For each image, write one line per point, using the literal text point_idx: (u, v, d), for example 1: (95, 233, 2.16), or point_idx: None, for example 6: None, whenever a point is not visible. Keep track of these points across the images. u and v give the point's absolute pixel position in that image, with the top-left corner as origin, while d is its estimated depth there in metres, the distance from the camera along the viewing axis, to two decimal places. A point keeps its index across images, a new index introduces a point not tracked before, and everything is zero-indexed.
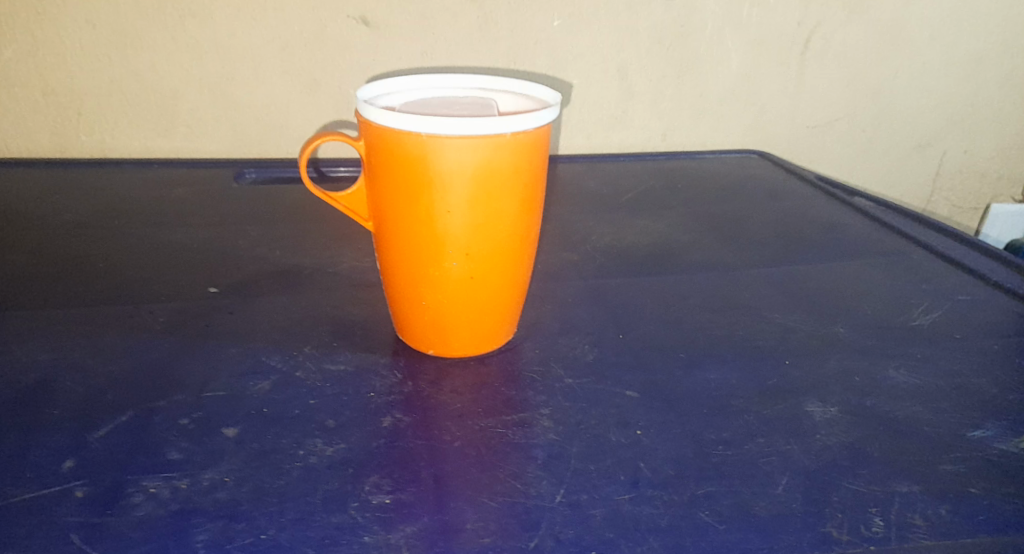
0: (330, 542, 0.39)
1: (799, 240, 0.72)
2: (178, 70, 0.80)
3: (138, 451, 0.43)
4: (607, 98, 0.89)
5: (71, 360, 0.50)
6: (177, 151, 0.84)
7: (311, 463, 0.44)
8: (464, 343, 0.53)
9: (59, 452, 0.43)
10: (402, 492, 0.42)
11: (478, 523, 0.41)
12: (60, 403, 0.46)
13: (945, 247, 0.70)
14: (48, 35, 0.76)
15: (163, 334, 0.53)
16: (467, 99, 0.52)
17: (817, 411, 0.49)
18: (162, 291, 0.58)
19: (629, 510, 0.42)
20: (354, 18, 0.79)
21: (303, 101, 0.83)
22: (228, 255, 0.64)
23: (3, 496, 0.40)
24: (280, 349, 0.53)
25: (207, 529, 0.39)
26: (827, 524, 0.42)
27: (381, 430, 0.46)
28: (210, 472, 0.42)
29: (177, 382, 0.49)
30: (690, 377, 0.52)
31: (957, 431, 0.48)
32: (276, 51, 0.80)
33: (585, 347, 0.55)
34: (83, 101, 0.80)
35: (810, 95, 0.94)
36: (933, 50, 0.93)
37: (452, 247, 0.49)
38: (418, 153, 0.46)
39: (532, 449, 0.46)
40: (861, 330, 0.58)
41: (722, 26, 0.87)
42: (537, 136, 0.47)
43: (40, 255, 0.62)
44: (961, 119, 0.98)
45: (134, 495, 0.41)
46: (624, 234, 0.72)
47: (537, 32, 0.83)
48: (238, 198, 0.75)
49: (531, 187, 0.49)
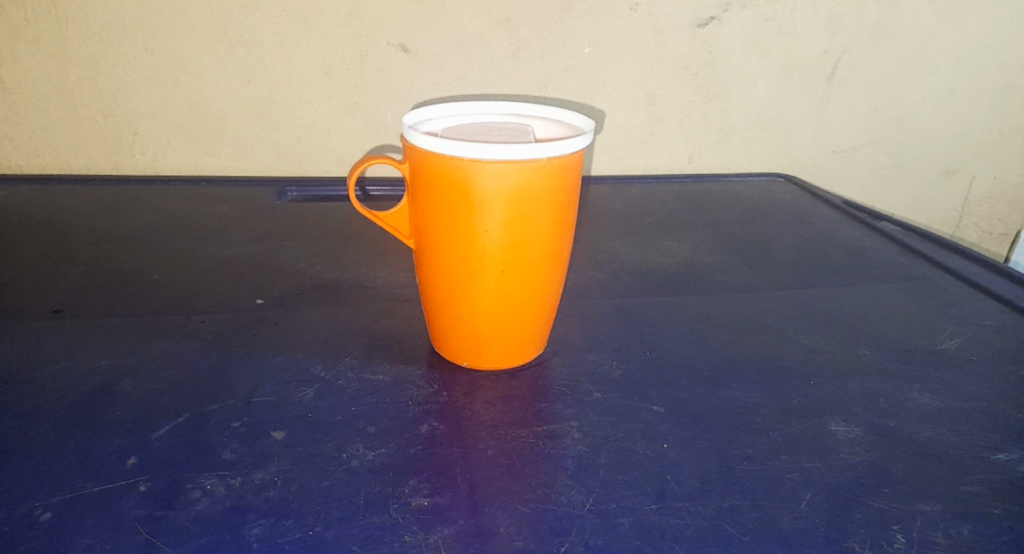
0: (372, 540, 0.42)
1: (823, 263, 0.73)
2: (226, 93, 0.84)
3: (194, 451, 0.47)
4: (636, 122, 0.91)
5: (130, 366, 0.53)
6: (223, 169, 0.88)
7: (353, 466, 0.46)
8: (497, 356, 0.55)
9: (122, 450, 0.46)
10: (439, 496, 0.45)
11: (511, 527, 0.43)
12: (121, 406, 0.50)
13: (969, 272, 0.71)
14: (107, 61, 0.81)
15: (213, 342, 0.57)
16: (505, 125, 0.54)
17: (839, 429, 0.51)
18: (211, 303, 0.61)
19: (655, 519, 0.44)
20: (393, 44, 0.83)
21: (343, 122, 0.87)
22: (272, 269, 0.67)
23: (73, 489, 0.44)
24: (323, 359, 0.55)
25: (259, 524, 0.43)
26: (849, 539, 0.43)
27: (419, 437, 0.49)
28: (260, 472, 0.46)
29: (227, 388, 0.52)
30: (715, 395, 0.54)
31: (980, 453, 0.49)
32: (319, 75, 0.84)
33: (613, 363, 0.57)
34: (137, 122, 0.84)
35: (837, 121, 0.95)
36: (959, 78, 0.94)
37: (489, 265, 0.51)
38: (459, 176, 0.48)
39: (563, 459, 0.48)
40: (884, 353, 0.59)
41: (749, 54, 0.89)
42: (571, 161, 0.50)
43: (98, 267, 0.65)
44: (988, 146, 0.99)
45: (192, 491, 0.44)
46: (651, 255, 0.74)
47: (568, 59, 0.86)
48: (281, 215, 0.79)
49: (565, 209, 0.52)
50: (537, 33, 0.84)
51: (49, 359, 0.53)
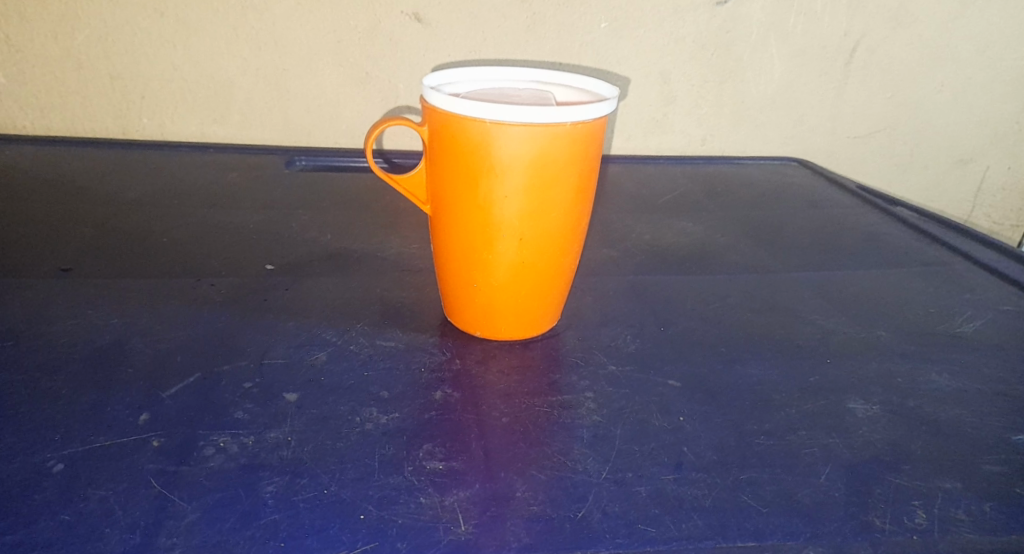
0: (388, 501, 0.42)
1: (836, 246, 0.72)
2: (236, 60, 0.83)
3: (207, 409, 0.46)
4: (650, 102, 0.90)
5: (140, 324, 0.53)
6: (231, 138, 0.87)
7: (367, 429, 0.46)
8: (510, 326, 0.54)
9: (135, 406, 0.46)
10: (454, 460, 0.44)
11: (528, 492, 0.43)
12: (133, 363, 0.49)
13: (988, 259, 0.70)
14: (116, 23, 0.80)
15: (224, 305, 0.56)
16: (525, 91, 0.53)
17: (858, 408, 0.50)
18: (220, 267, 0.61)
19: (674, 490, 0.44)
20: (407, 14, 0.82)
21: (354, 93, 0.86)
22: (282, 235, 0.66)
23: (85, 442, 0.43)
24: (334, 325, 0.55)
25: (275, 482, 0.42)
26: (870, 514, 0.43)
27: (432, 403, 0.48)
28: (274, 432, 0.45)
29: (239, 349, 0.51)
30: (732, 372, 0.53)
31: (1002, 435, 0.49)
32: (331, 44, 0.83)
33: (627, 337, 0.56)
34: (146, 86, 0.83)
35: (853, 106, 0.94)
36: (978, 65, 0.93)
37: (506, 232, 0.51)
38: (479, 139, 0.47)
39: (578, 428, 0.47)
40: (900, 335, 0.58)
41: (767, 34, 0.88)
42: (594, 127, 0.49)
43: (106, 228, 0.65)
44: (1006, 134, 0.98)
45: (205, 448, 0.44)
46: (664, 234, 0.73)
47: (583, 35, 0.85)
48: (292, 184, 0.78)
49: (585, 176, 0.51)
50: (553, 8, 0.83)
51: (58, 315, 0.53)
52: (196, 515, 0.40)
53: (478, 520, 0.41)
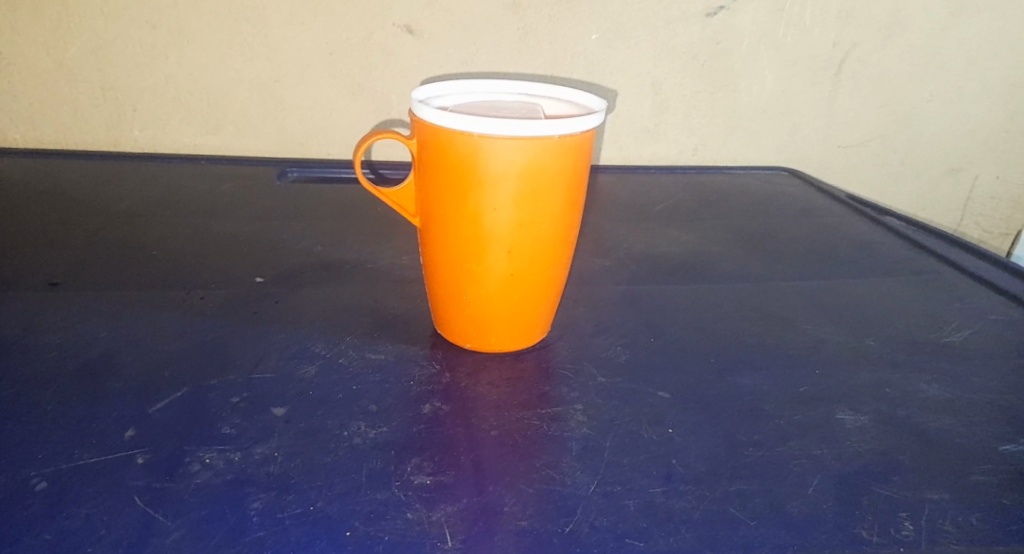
0: (376, 515, 0.42)
1: (828, 255, 0.73)
2: (229, 71, 0.83)
3: (195, 424, 0.46)
4: (642, 111, 0.91)
5: (129, 338, 0.53)
6: (224, 148, 0.87)
7: (356, 443, 0.46)
8: (500, 338, 0.54)
9: (123, 421, 0.46)
10: (442, 474, 0.44)
11: (517, 506, 0.43)
12: (121, 377, 0.49)
13: (978, 268, 0.70)
14: (108, 35, 0.80)
15: (214, 317, 0.56)
16: (514, 104, 0.54)
17: (848, 418, 0.50)
18: (211, 279, 0.61)
19: (663, 502, 0.43)
20: (399, 26, 0.82)
21: (346, 105, 0.86)
22: (273, 246, 0.66)
23: (71, 458, 0.43)
24: (324, 337, 0.55)
25: (262, 497, 0.42)
26: (859, 525, 0.43)
27: (421, 416, 0.48)
28: (262, 447, 0.45)
29: (228, 362, 0.51)
30: (722, 382, 0.53)
31: (991, 444, 0.49)
32: (324, 55, 0.83)
33: (618, 348, 0.56)
34: (138, 97, 0.83)
35: (844, 115, 0.95)
36: (968, 74, 0.94)
37: (495, 244, 0.51)
38: (467, 152, 0.48)
39: (568, 441, 0.47)
40: (891, 344, 0.58)
41: (758, 45, 0.88)
42: (582, 139, 0.49)
43: (96, 240, 0.64)
44: (996, 143, 0.98)
45: (191, 464, 0.43)
46: (656, 244, 0.73)
47: (575, 46, 0.85)
48: (284, 195, 0.78)
49: (574, 188, 0.51)
50: (545, 19, 0.83)
51: (46, 329, 0.52)
52: (182, 531, 0.40)
53: (466, 534, 0.41)
